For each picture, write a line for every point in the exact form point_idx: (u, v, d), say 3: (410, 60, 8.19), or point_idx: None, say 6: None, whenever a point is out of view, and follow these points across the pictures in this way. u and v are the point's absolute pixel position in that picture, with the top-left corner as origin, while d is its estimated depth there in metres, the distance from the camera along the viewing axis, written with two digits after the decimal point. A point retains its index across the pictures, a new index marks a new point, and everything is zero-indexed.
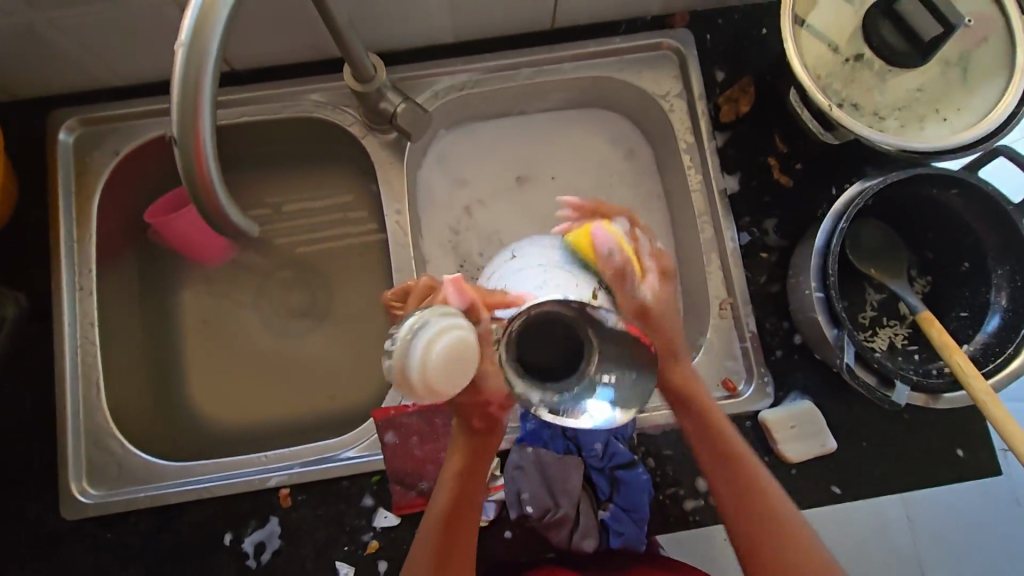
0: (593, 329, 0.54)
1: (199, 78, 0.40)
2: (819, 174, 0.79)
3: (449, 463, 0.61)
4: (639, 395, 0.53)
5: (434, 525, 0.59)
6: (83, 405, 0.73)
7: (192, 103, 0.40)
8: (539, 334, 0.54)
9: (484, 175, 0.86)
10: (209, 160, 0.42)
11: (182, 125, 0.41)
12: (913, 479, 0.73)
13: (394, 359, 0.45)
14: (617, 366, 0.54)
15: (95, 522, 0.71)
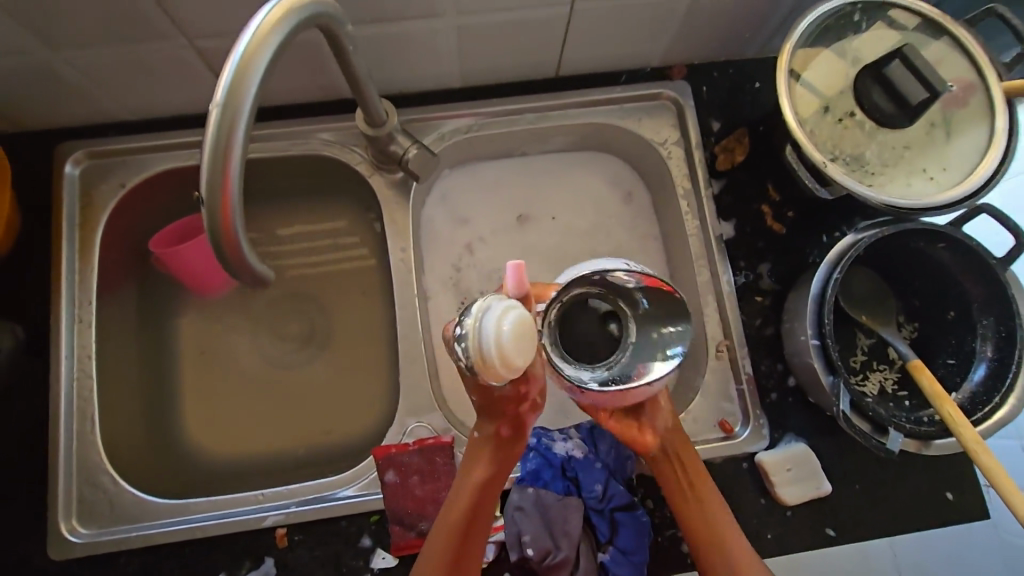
0: (622, 300, 0.62)
1: (230, 137, 0.42)
2: (811, 222, 0.82)
3: (472, 470, 0.63)
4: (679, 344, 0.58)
5: (454, 527, 0.61)
6: (77, 441, 0.72)
7: (221, 159, 0.42)
8: (572, 317, 0.62)
9: (486, 214, 0.88)
10: (235, 213, 0.44)
11: (210, 180, 0.42)
12: (905, 522, 0.74)
13: (469, 340, 0.51)
14: (650, 327, 0.61)
15: (82, 563, 0.69)
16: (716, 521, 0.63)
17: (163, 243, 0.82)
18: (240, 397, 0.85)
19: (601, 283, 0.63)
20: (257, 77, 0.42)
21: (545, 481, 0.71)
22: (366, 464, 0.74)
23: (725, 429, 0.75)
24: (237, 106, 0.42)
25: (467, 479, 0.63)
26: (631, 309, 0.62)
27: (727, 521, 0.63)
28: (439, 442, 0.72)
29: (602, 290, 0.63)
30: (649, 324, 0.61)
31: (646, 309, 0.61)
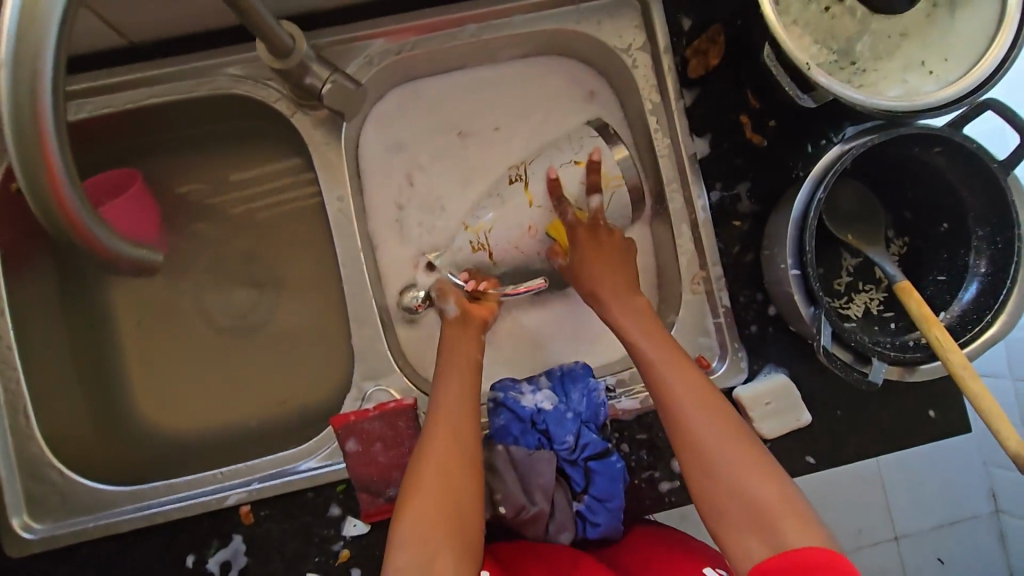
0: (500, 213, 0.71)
1: (37, 96, 0.34)
2: (795, 131, 0.73)
3: (456, 360, 0.66)
4: (526, 247, 0.71)
5: (448, 407, 0.61)
6: (14, 436, 0.68)
7: (33, 127, 0.34)
8: (506, 220, 0.70)
9: (432, 147, 0.78)
10: (63, 176, 0.36)
11: (17, 130, 0.34)
12: (887, 444, 0.72)
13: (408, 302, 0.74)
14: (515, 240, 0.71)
15: (44, 557, 0.67)
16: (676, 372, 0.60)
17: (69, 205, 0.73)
18: (191, 370, 0.79)
19: (506, 197, 0.71)
20: (57, 11, 0.33)
21: (515, 436, 0.68)
22: (327, 434, 0.70)
23: (701, 365, 0.71)
24: (38, 56, 0.33)
25: (456, 364, 0.65)
26: (513, 209, 0.70)
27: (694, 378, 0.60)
28: (402, 405, 0.68)
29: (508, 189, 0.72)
30: (509, 229, 0.70)
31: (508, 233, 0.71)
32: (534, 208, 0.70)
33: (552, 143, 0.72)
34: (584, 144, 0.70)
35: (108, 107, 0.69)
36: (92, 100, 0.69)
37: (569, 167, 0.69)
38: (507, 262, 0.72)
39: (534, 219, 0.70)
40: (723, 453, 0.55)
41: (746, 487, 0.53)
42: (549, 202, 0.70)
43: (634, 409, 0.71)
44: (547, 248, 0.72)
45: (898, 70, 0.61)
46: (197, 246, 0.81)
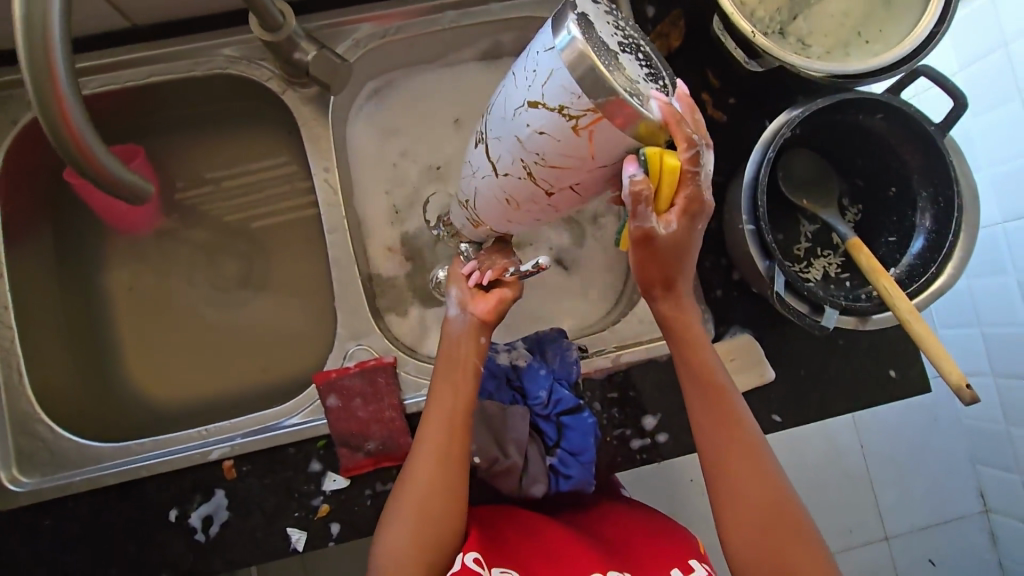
0: (475, 186, 0.55)
1: (52, 74, 0.41)
2: (753, 107, 0.78)
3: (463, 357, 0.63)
4: (514, 218, 0.56)
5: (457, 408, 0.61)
6: (7, 394, 0.70)
7: (54, 101, 0.42)
8: (484, 197, 0.55)
9: (415, 128, 0.84)
10: (75, 113, 0.43)
11: (35, 82, 0.41)
12: (851, 402, 0.75)
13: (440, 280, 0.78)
14: (504, 214, 0.56)
15: (28, 512, 0.68)
16: (715, 380, 0.60)
17: (77, 176, 0.76)
18: (182, 339, 0.82)
19: (474, 165, 0.55)
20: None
21: (490, 393, 0.71)
22: (309, 393, 0.72)
23: None
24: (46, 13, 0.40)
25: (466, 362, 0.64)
26: (483, 180, 0.54)
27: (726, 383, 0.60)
28: (382, 363, 0.71)
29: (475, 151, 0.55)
30: (487, 202, 0.55)
31: (488, 204, 0.56)
32: (502, 177, 0.51)
33: (515, 72, 0.47)
34: (554, 80, 0.42)
35: (113, 83, 0.74)
36: (94, 78, 0.73)
37: (530, 125, 0.46)
38: (510, 231, 0.60)
39: (506, 189, 0.52)
40: (739, 467, 0.58)
41: (750, 499, 0.57)
42: (518, 168, 0.49)
43: (606, 367, 0.74)
44: (545, 214, 0.54)
45: (841, 45, 0.67)
46: (192, 222, 0.85)
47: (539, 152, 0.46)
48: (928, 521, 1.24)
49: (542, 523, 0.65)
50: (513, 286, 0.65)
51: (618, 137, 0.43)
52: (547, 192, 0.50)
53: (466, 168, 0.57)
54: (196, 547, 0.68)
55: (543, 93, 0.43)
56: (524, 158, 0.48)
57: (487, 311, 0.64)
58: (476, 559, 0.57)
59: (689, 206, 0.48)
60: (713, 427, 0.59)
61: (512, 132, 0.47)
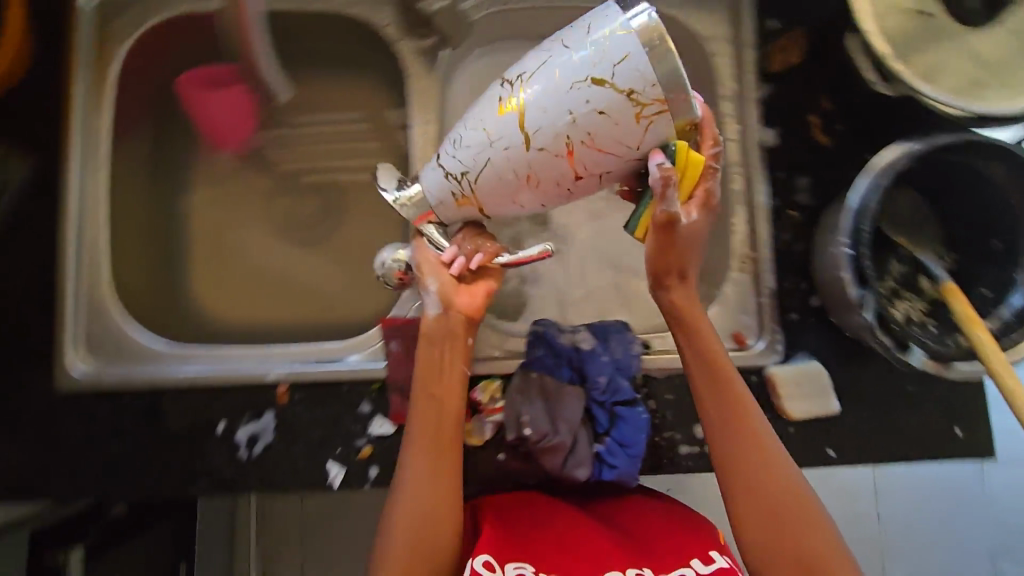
0: (484, 162, 0.54)
1: None
2: (860, 137, 0.77)
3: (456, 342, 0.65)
4: (520, 200, 0.56)
5: (455, 390, 0.64)
6: (87, 281, 0.72)
7: None
8: (494, 173, 0.54)
9: None
10: None
11: None
12: (908, 451, 0.73)
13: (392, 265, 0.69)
14: (508, 191, 0.55)
15: (85, 398, 0.69)
16: (729, 397, 0.61)
17: (192, 83, 0.79)
18: (254, 263, 0.84)
19: (487, 133, 0.53)
20: None
21: (549, 368, 0.70)
22: (375, 335, 0.75)
23: (737, 341, 0.75)
24: None
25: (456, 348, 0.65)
26: (498, 151, 0.53)
27: (744, 399, 0.61)
28: None
29: (489, 121, 0.53)
30: (489, 177, 0.54)
31: (490, 180, 0.55)
32: (533, 152, 0.51)
33: (568, 45, 0.49)
34: (638, 64, 0.46)
35: None
36: None
37: (592, 108, 0.48)
38: (503, 213, 0.58)
39: (530, 165, 0.53)
40: (753, 477, 0.58)
41: (772, 509, 0.57)
42: (558, 143, 0.50)
43: (667, 368, 0.73)
44: (555, 197, 0.55)
45: (971, 84, 0.64)
46: (280, 152, 0.86)
47: (597, 134, 0.49)
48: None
49: (553, 513, 0.64)
50: (495, 275, 0.66)
51: (664, 130, 0.49)
52: (577, 175, 0.53)
53: (470, 134, 0.54)
54: (237, 463, 0.69)
55: (614, 73, 0.46)
56: (571, 137, 0.50)
57: (471, 306, 0.65)
58: (486, 562, 0.57)
59: (705, 198, 0.60)
60: (729, 443, 0.60)
61: (563, 105, 0.49)
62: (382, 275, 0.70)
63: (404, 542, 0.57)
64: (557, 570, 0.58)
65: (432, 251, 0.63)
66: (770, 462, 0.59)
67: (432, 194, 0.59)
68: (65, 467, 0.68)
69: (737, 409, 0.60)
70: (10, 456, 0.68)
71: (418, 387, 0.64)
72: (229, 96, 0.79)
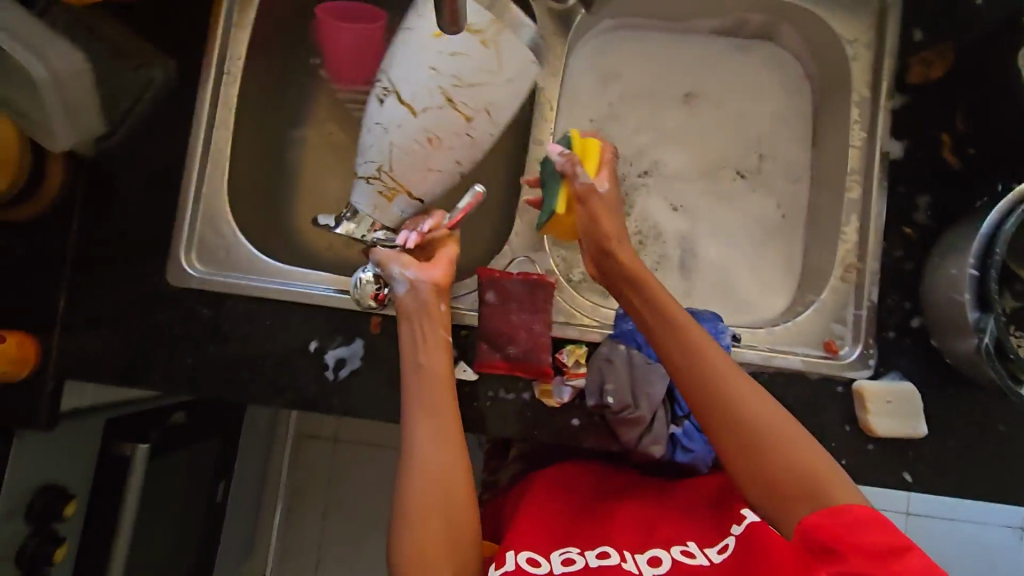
0: (433, 137, 0.69)
1: None
2: (991, 164, 0.74)
3: (434, 317, 0.68)
4: (452, 174, 0.73)
5: (438, 350, 0.66)
6: (208, 186, 0.75)
7: None
8: (409, 145, 0.69)
9: (634, 78, 0.87)
10: None
11: None
12: (987, 489, 0.71)
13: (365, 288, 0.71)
14: (436, 166, 0.71)
15: (191, 295, 0.72)
16: (704, 357, 0.58)
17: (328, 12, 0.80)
18: None
19: (405, 102, 0.68)
20: None
21: (639, 344, 0.71)
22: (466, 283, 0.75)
23: (828, 348, 0.73)
24: None
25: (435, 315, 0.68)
26: (409, 114, 0.68)
27: (719, 357, 0.58)
28: (546, 279, 0.72)
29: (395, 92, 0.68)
30: (433, 155, 0.70)
31: (459, 154, 0.71)
32: (420, 114, 0.68)
33: (409, 27, 0.68)
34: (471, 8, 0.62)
35: None
36: None
37: (470, 43, 0.63)
38: (427, 191, 0.74)
39: (428, 128, 0.68)
40: (746, 422, 0.55)
41: (774, 454, 0.53)
42: (435, 97, 0.67)
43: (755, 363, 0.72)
44: (458, 151, 0.71)
45: None
46: None
47: (489, 78, 0.65)
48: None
49: (606, 508, 0.68)
50: (450, 243, 0.73)
51: (516, 54, 0.64)
52: (467, 122, 0.68)
53: (395, 110, 0.68)
54: (322, 383, 0.71)
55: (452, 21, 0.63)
56: (472, 91, 0.66)
57: (442, 276, 0.70)
58: (530, 558, 0.60)
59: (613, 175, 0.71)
60: (715, 399, 0.56)
61: (423, 62, 0.66)
62: (357, 297, 0.71)
63: (435, 502, 0.59)
64: (591, 540, 0.63)
65: (382, 219, 0.74)
66: (757, 409, 0.55)
67: (396, 167, 0.71)
68: (164, 358, 0.71)
69: (713, 369, 0.57)
70: (115, 340, 0.71)
71: (404, 364, 0.66)
72: (364, 34, 0.81)
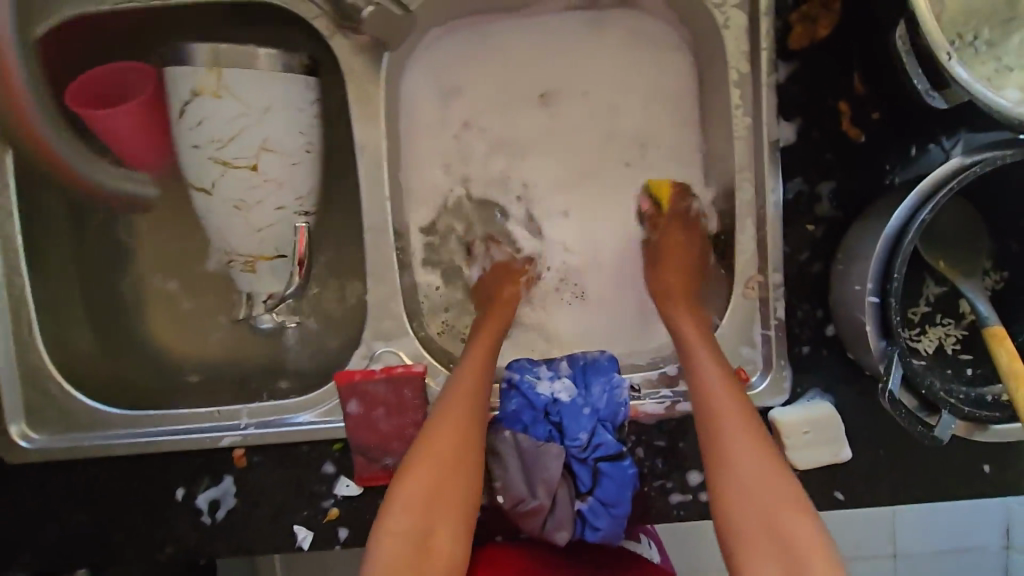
0: (239, 205, 0.67)
1: None
2: (898, 129, 0.62)
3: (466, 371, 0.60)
4: (285, 221, 0.69)
5: (462, 416, 0.57)
6: (18, 343, 0.65)
7: None
8: (227, 221, 0.69)
9: (481, 84, 0.72)
10: None
11: None
12: (930, 491, 0.65)
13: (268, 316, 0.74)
14: (264, 223, 0.69)
15: (38, 469, 0.66)
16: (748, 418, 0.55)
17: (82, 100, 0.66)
18: (203, 297, 0.76)
19: (201, 186, 0.67)
20: None
21: (525, 424, 0.64)
22: (329, 388, 0.67)
23: (740, 378, 0.65)
24: None
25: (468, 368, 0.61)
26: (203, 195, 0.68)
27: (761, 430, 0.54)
28: (412, 372, 0.64)
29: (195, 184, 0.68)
30: (257, 211, 0.68)
31: (281, 208, 0.69)
32: (216, 190, 0.67)
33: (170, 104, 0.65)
34: (189, 77, 0.63)
35: (135, 2, 0.63)
36: None
37: (207, 106, 0.63)
38: (278, 242, 0.70)
39: (234, 198, 0.67)
40: (765, 501, 0.51)
41: (763, 541, 0.50)
42: (217, 166, 0.66)
43: (658, 413, 0.65)
44: (280, 196, 0.68)
45: None
46: None
47: (244, 119, 0.64)
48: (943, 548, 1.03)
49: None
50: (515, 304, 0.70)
51: (253, 80, 0.63)
52: (258, 172, 0.66)
53: (199, 201, 0.69)
54: (202, 528, 0.66)
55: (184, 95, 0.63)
56: (232, 146, 0.65)
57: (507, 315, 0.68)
58: None
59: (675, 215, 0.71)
60: (739, 466, 0.53)
61: (189, 144, 0.65)
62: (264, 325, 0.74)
63: None
64: None
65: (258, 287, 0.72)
66: (790, 498, 0.51)
67: (238, 246, 0.70)
68: (30, 538, 0.66)
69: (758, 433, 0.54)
70: None
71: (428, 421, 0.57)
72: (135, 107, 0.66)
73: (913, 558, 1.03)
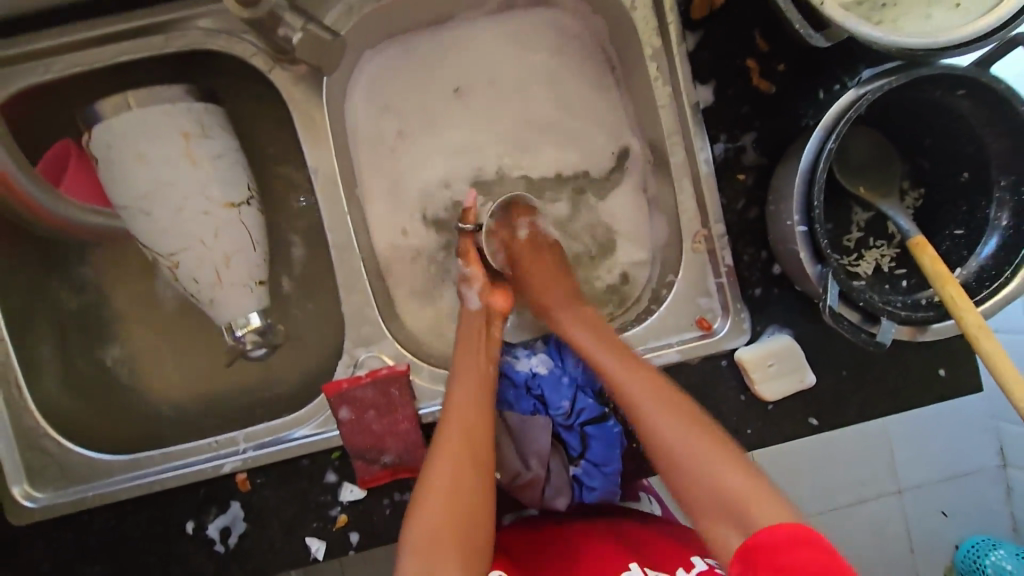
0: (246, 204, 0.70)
1: None
2: (803, 77, 0.68)
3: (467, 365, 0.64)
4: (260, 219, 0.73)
5: (461, 409, 0.60)
6: (9, 405, 0.67)
7: None
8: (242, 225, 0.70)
9: (418, 96, 0.76)
10: None
11: None
12: (894, 402, 0.70)
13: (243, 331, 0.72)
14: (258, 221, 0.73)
15: (46, 527, 0.67)
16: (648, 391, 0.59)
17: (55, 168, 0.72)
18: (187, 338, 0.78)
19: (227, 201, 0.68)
20: None
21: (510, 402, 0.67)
22: (321, 402, 0.70)
23: (703, 327, 0.70)
24: None
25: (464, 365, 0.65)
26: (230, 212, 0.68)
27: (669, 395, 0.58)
28: (395, 372, 0.68)
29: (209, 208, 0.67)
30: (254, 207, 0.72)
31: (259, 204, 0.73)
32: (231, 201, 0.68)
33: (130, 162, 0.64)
34: (134, 123, 0.63)
35: (78, 65, 0.66)
36: (59, 59, 0.66)
37: (175, 143, 0.65)
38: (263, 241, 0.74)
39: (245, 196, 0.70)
40: (683, 447, 0.54)
41: (699, 476, 0.53)
42: (223, 178, 0.68)
43: None
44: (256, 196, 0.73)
45: None
46: None
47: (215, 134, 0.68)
48: (941, 476, 1.08)
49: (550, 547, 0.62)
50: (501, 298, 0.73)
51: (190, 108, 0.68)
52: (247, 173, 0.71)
53: (215, 226, 0.68)
54: (216, 557, 0.67)
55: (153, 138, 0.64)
56: (223, 155, 0.68)
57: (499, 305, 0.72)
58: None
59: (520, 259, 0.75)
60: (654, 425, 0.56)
61: (188, 182, 0.66)
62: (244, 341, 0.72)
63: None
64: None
65: (238, 306, 0.70)
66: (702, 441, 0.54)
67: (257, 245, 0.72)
68: None
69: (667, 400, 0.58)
70: None
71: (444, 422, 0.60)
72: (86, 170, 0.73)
73: (917, 489, 1.07)
